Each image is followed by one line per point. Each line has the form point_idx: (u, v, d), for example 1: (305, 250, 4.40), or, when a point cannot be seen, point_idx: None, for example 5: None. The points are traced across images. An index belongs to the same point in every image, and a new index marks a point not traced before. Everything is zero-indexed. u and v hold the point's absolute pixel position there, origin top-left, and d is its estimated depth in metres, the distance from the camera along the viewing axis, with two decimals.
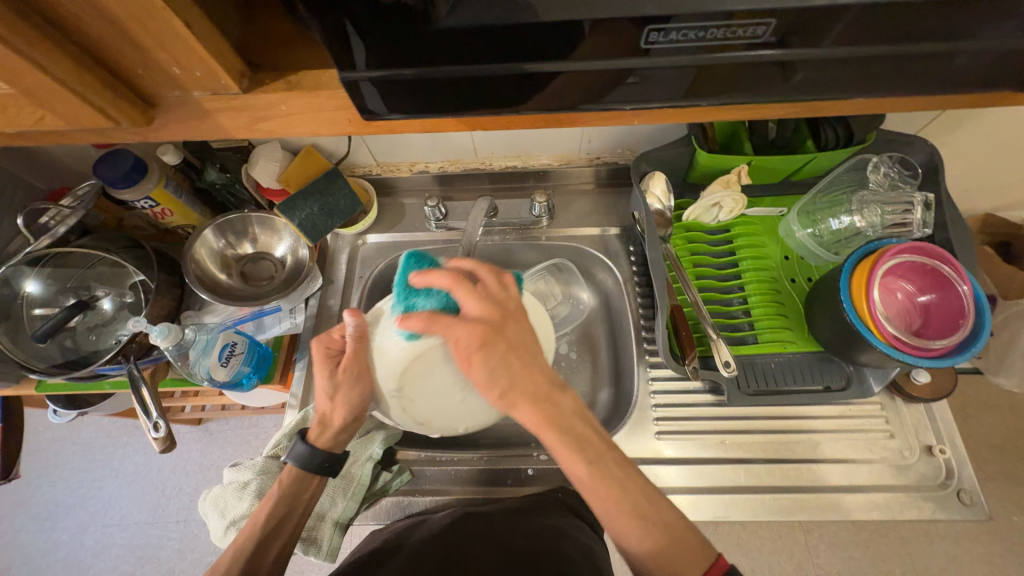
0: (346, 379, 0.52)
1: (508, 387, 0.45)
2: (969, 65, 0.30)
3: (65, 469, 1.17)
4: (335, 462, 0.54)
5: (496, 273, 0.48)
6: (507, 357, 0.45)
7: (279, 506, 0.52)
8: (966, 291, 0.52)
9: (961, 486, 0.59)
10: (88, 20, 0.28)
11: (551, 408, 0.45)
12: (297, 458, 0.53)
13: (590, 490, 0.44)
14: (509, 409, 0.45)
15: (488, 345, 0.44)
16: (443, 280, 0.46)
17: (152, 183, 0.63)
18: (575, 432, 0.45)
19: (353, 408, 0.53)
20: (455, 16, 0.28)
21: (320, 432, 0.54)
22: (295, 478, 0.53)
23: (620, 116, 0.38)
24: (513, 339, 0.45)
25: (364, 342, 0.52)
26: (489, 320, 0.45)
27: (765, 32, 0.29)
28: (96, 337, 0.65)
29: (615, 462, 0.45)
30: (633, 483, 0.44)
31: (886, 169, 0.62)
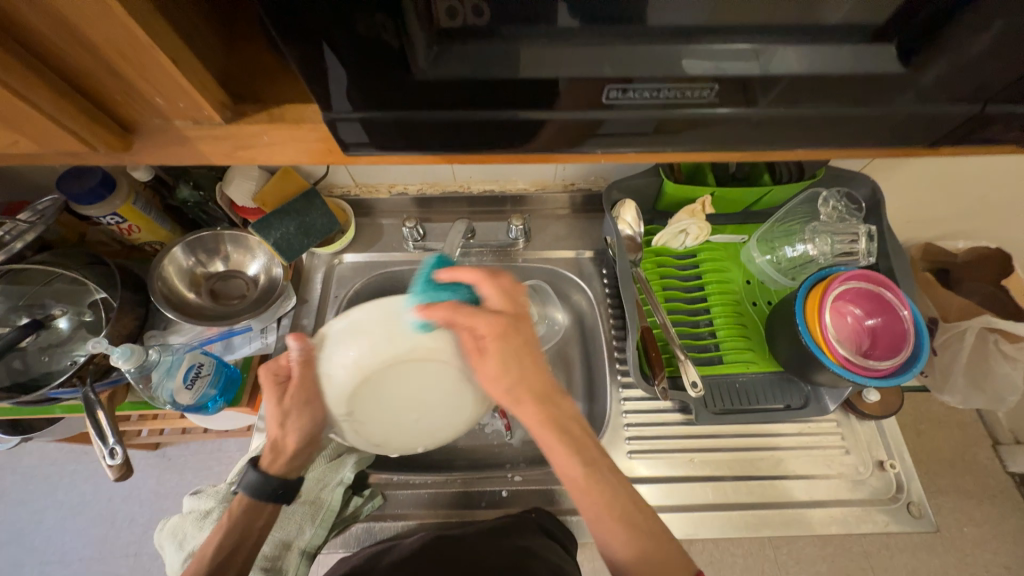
0: (295, 406, 0.51)
1: (517, 381, 0.48)
2: (892, 124, 0.35)
3: (2, 501, 1.07)
4: (289, 488, 0.52)
5: (512, 274, 0.51)
6: (523, 351, 0.48)
7: (228, 535, 0.50)
8: (906, 315, 0.57)
9: (910, 499, 0.63)
10: (72, 52, 0.28)
11: (552, 407, 0.48)
12: (249, 486, 0.51)
13: (583, 493, 0.46)
14: (513, 404, 0.48)
15: (502, 340, 0.47)
16: (472, 274, 0.48)
17: (119, 200, 0.62)
18: (573, 433, 0.48)
19: (306, 432, 0.52)
20: (434, 69, 0.30)
21: (273, 458, 0.53)
22: (246, 505, 0.51)
23: (591, 157, 0.40)
24: (527, 337, 0.49)
25: (310, 368, 0.51)
26: (509, 315, 0.48)
27: (713, 94, 0.32)
28: (49, 358, 0.62)
29: (609, 468, 0.47)
30: (621, 489, 0.46)
31: (834, 203, 0.68)
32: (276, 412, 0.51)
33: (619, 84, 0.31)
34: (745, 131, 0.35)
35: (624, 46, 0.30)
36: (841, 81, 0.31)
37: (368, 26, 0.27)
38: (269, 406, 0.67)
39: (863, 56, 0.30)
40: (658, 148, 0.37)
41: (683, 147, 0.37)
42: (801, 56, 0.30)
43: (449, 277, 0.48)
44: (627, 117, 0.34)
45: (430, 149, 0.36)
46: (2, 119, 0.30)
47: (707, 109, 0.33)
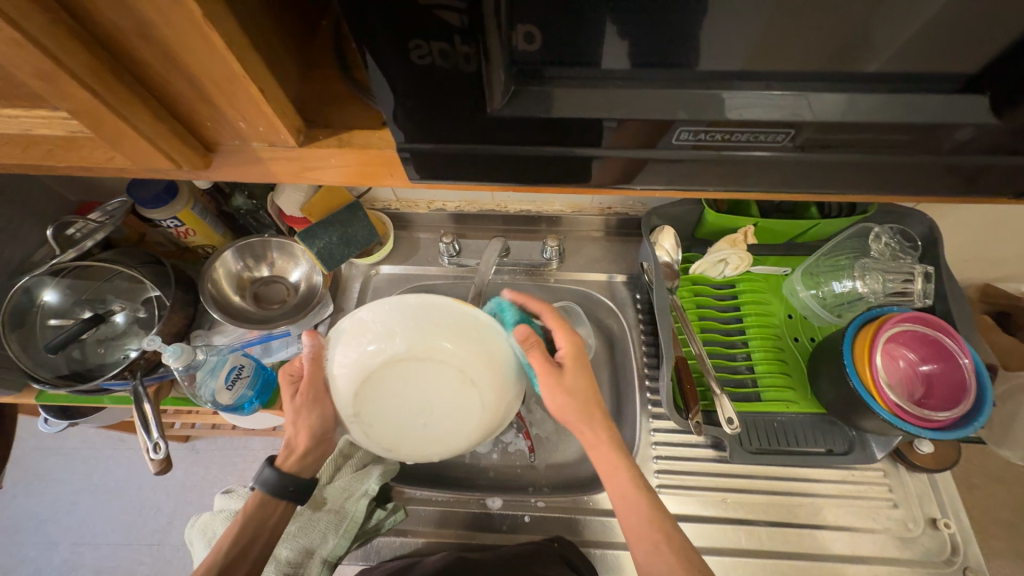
0: (303, 403, 0.57)
1: (585, 408, 0.54)
2: (968, 172, 0.33)
3: (44, 480, 1.13)
4: (300, 487, 0.55)
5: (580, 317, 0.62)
6: (586, 385, 0.55)
7: (242, 532, 0.52)
8: (967, 363, 0.53)
9: (967, 564, 0.58)
10: (172, 81, 0.31)
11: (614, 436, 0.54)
12: (264, 484, 0.54)
13: (637, 519, 0.49)
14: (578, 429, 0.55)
15: (575, 367, 0.55)
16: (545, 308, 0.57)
17: (180, 205, 0.65)
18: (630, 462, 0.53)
19: (316, 427, 0.57)
20: (505, 107, 0.31)
21: (289, 455, 0.56)
22: (261, 501, 0.54)
23: (638, 190, 0.40)
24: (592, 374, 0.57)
25: (318, 362, 0.56)
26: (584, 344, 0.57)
27: (782, 138, 0.32)
28: (105, 350, 0.66)
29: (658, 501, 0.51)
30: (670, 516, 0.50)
31: (887, 239, 0.65)
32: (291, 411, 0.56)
33: (685, 124, 0.31)
34: (802, 169, 0.35)
35: (693, 89, 0.29)
36: (917, 129, 0.30)
37: (438, 64, 0.28)
38: None
39: (942, 103, 0.29)
40: (708, 185, 0.37)
41: (737, 186, 0.37)
42: (875, 101, 0.29)
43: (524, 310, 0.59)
44: (682, 155, 0.34)
45: (483, 177, 0.37)
46: (104, 139, 0.33)
47: (771, 151, 0.33)
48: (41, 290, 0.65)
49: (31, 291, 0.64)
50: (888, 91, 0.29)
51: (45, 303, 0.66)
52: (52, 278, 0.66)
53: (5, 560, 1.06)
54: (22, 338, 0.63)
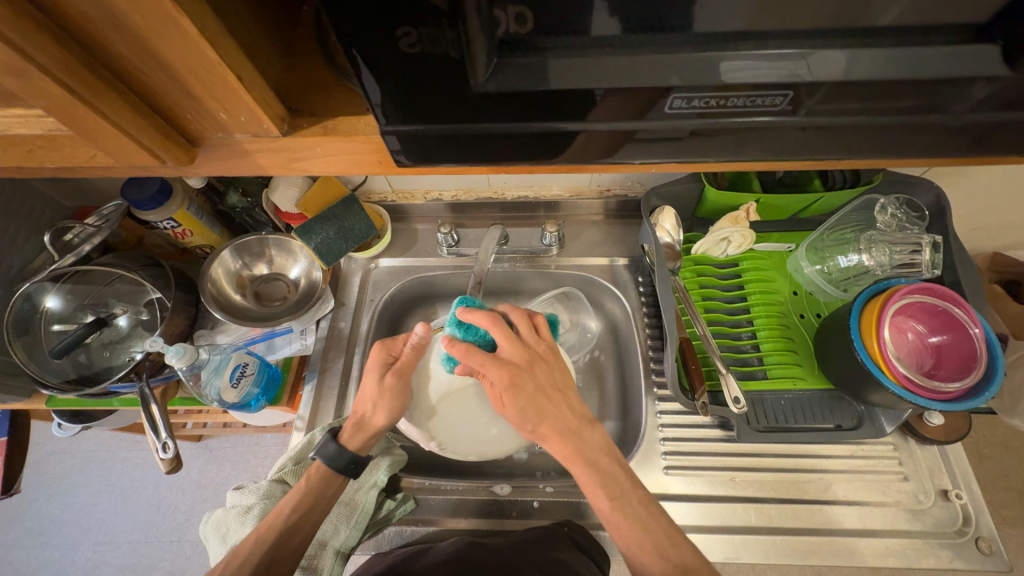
0: (392, 385, 0.55)
1: (539, 423, 0.49)
2: (970, 132, 0.32)
3: (63, 483, 1.15)
4: (360, 465, 0.55)
5: (526, 317, 0.54)
6: (539, 397, 0.49)
7: (303, 497, 0.53)
8: (977, 333, 0.52)
9: (979, 534, 0.58)
10: (148, 72, 0.30)
11: (577, 440, 0.49)
12: (327, 456, 0.55)
13: (611, 522, 0.47)
14: (538, 441, 0.50)
15: (511, 393, 0.49)
16: (483, 319, 0.51)
17: (175, 205, 0.65)
18: (600, 466, 0.48)
19: (394, 414, 0.55)
20: (494, 81, 0.29)
21: (353, 433, 0.56)
22: (321, 473, 0.55)
23: (635, 165, 0.39)
24: (545, 382, 0.50)
25: (419, 353, 0.57)
26: (518, 362, 0.50)
27: (784, 100, 0.30)
28: (110, 354, 0.67)
29: (639, 501, 0.48)
30: (655, 521, 0.46)
31: (893, 210, 0.63)
32: (373, 390, 0.55)
33: (683, 93, 0.30)
34: (804, 135, 0.33)
35: (690, 54, 0.28)
36: (926, 86, 0.29)
37: (427, 51, 0.28)
38: (308, 405, 0.69)
39: (955, 58, 0.28)
40: (708, 156, 0.36)
41: (738, 157, 0.36)
42: (880, 61, 0.28)
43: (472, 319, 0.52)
44: (680, 127, 0.33)
45: (476, 159, 0.36)
46: (85, 136, 0.32)
47: (772, 116, 0.31)
48: (43, 297, 0.65)
49: (33, 297, 0.65)
50: (892, 48, 0.28)
51: (48, 309, 0.66)
52: (52, 284, 0.66)
53: (31, 561, 1.09)
54: (28, 344, 0.63)
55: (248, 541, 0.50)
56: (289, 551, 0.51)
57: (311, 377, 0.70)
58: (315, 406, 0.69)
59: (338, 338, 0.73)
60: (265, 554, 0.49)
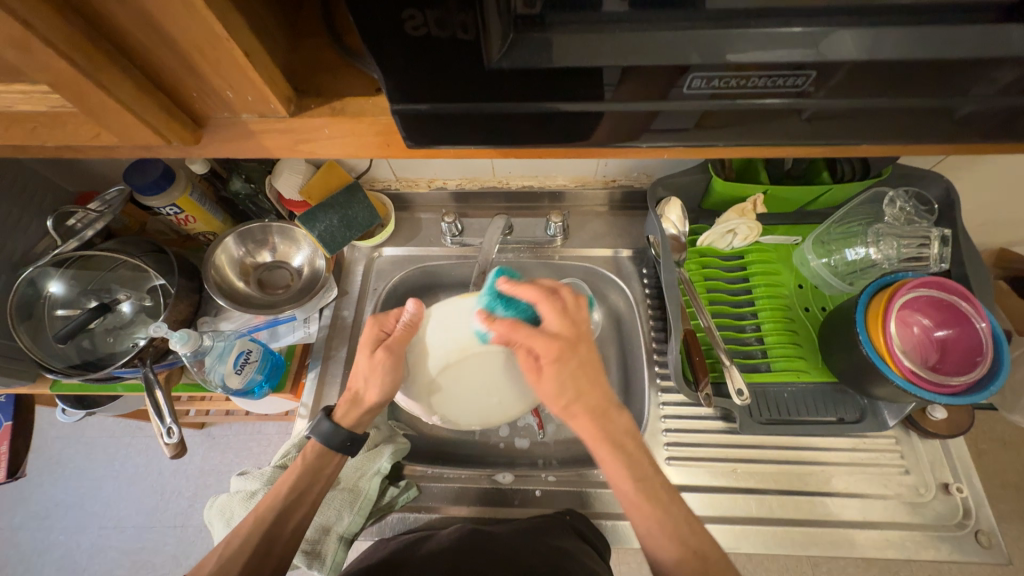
0: (382, 360, 0.53)
1: (574, 400, 0.49)
2: (985, 119, 0.31)
3: (67, 468, 1.16)
4: (356, 441, 0.55)
5: (573, 292, 0.52)
6: (579, 374, 0.49)
7: (299, 476, 0.53)
8: (983, 327, 0.52)
9: (979, 527, 0.58)
10: (153, 48, 0.29)
11: (607, 422, 0.49)
12: (320, 435, 0.54)
13: (633, 505, 0.47)
14: (569, 419, 0.49)
15: (556, 366, 0.48)
16: (530, 293, 0.50)
17: (178, 191, 0.64)
18: (627, 448, 0.48)
19: (385, 389, 0.54)
20: (508, 60, 0.29)
21: (347, 409, 0.55)
22: (318, 451, 0.54)
23: (645, 151, 0.38)
24: (586, 359, 0.49)
25: (413, 329, 0.54)
26: (566, 337, 0.49)
27: (805, 82, 0.30)
28: (114, 339, 0.67)
29: (661, 486, 0.48)
30: (676, 506, 0.47)
31: (901, 203, 0.63)
32: (366, 364, 0.54)
33: (702, 72, 0.29)
34: (819, 121, 0.33)
35: (708, 32, 0.28)
36: (944, 70, 0.28)
37: (434, 34, 0.27)
38: (312, 392, 0.69)
39: (975, 41, 0.27)
40: (718, 142, 0.35)
41: (749, 144, 0.35)
42: (898, 44, 0.27)
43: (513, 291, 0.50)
44: (693, 110, 0.32)
45: (484, 144, 0.35)
46: (88, 114, 0.32)
47: (787, 100, 0.31)
48: (46, 282, 0.65)
49: (36, 282, 0.64)
50: (911, 29, 0.27)
51: (52, 294, 0.66)
52: (56, 269, 0.66)
53: (38, 544, 1.11)
54: (31, 330, 0.63)
55: (246, 520, 0.50)
56: (287, 531, 0.51)
57: (314, 365, 0.71)
58: (318, 393, 0.69)
59: (342, 326, 0.73)
60: (267, 531, 0.50)
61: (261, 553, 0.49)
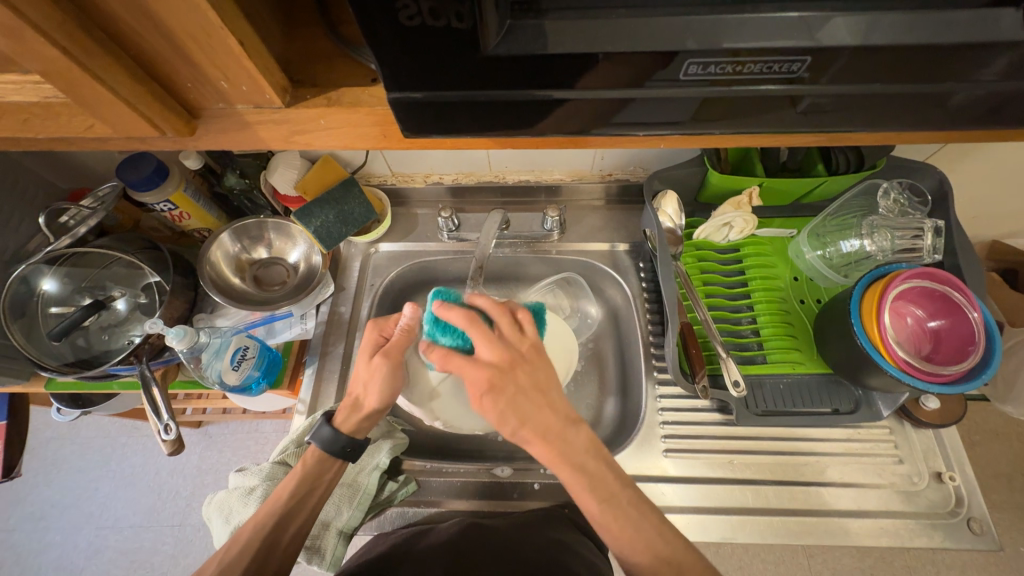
0: (379, 365, 0.54)
1: (520, 427, 0.47)
2: (975, 105, 0.32)
3: (63, 468, 1.16)
4: (356, 447, 0.55)
5: (508, 315, 0.50)
6: (519, 400, 0.46)
7: (299, 480, 0.53)
8: (976, 317, 0.53)
9: (971, 515, 0.59)
10: (148, 37, 0.29)
11: (560, 445, 0.47)
12: (320, 441, 0.54)
13: (601, 525, 0.46)
14: (522, 444, 0.48)
15: (500, 388, 0.46)
16: (460, 318, 0.48)
17: (173, 186, 0.64)
18: (588, 469, 0.46)
19: (384, 394, 0.54)
20: (505, 46, 0.29)
21: (348, 414, 0.55)
22: (320, 456, 0.54)
23: (639, 139, 0.38)
24: (524, 384, 0.47)
25: (410, 334, 0.55)
26: (499, 363, 0.47)
27: (801, 68, 0.30)
28: (109, 337, 0.66)
29: (628, 501, 0.46)
30: (647, 522, 0.45)
31: (896, 195, 0.63)
32: (365, 371, 0.55)
33: (699, 58, 0.29)
34: (814, 109, 0.33)
35: (706, 16, 0.28)
36: (936, 54, 0.29)
37: (427, 24, 0.27)
38: (309, 388, 0.69)
39: (969, 26, 0.27)
40: (714, 131, 0.36)
41: (743, 130, 0.35)
42: (893, 29, 0.28)
43: (444, 316, 0.50)
44: (690, 97, 0.32)
45: (480, 133, 0.35)
46: (81, 104, 0.32)
47: (783, 85, 0.31)
48: (40, 280, 0.65)
49: (29, 280, 0.64)
50: (904, 15, 0.27)
51: (45, 292, 0.65)
52: (49, 266, 0.65)
53: (34, 545, 1.10)
54: (25, 327, 0.62)
55: (249, 525, 0.50)
56: (289, 533, 0.51)
57: (311, 362, 0.70)
58: (316, 390, 0.69)
59: (339, 322, 0.73)
60: (269, 533, 0.50)
61: (263, 552, 0.49)
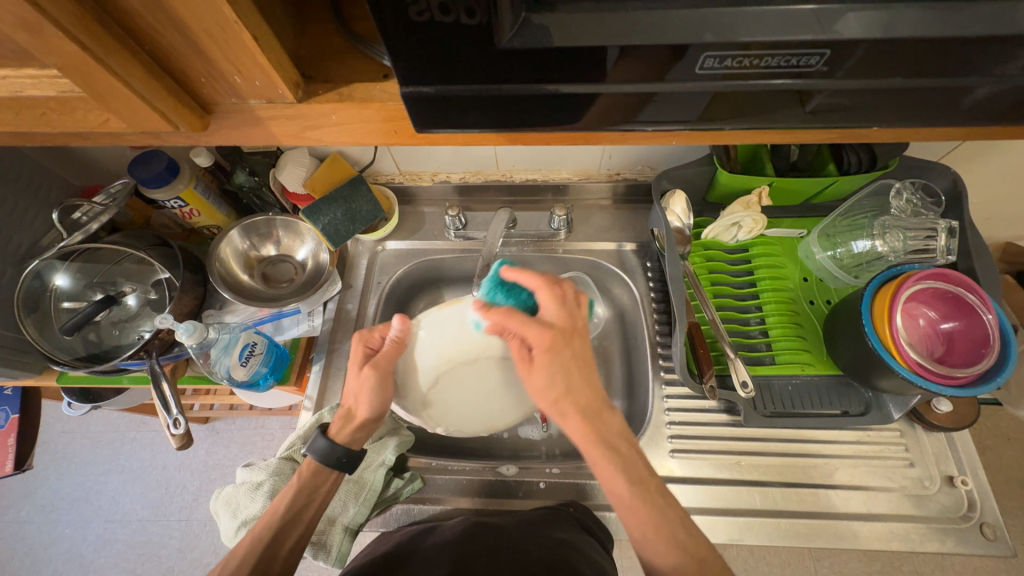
0: (368, 377, 0.52)
1: (563, 396, 0.46)
2: (992, 99, 0.31)
3: (73, 462, 1.17)
4: (352, 459, 0.54)
5: (575, 288, 0.50)
6: (573, 367, 0.47)
7: (298, 494, 0.53)
8: (991, 319, 0.52)
9: (984, 520, 0.58)
10: (162, 31, 0.29)
11: (598, 424, 0.46)
12: (317, 453, 0.53)
13: (628, 510, 0.45)
14: (559, 417, 0.47)
15: (556, 347, 0.46)
16: (532, 281, 0.49)
17: (183, 183, 0.65)
18: (620, 450, 0.46)
19: (376, 407, 0.53)
20: (517, 40, 0.28)
21: (342, 425, 0.55)
22: (314, 469, 0.54)
23: (649, 135, 0.38)
24: (578, 354, 0.47)
25: (400, 348, 0.53)
26: (561, 328, 0.47)
27: (818, 61, 0.29)
28: (119, 332, 0.67)
29: (656, 489, 0.46)
30: (671, 512, 0.45)
31: (909, 195, 0.62)
32: (355, 383, 0.53)
33: (713, 51, 0.29)
34: (826, 106, 0.33)
35: (722, 8, 0.27)
36: (953, 48, 0.28)
37: (438, 18, 0.27)
38: (316, 384, 0.69)
39: (989, 20, 0.27)
40: (724, 125, 0.35)
41: (753, 125, 0.35)
42: (912, 21, 0.27)
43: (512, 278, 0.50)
44: (705, 90, 0.32)
45: (489, 128, 0.35)
46: (97, 99, 0.32)
47: (798, 80, 0.31)
48: (52, 275, 0.66)
49: (42, 275, 0.65)
50: (925, 7, 0.27)
51: (57, 287, 0.66)
52: (61, 262, 0.66)
53: (44, 537, 1.11)
54: (38, 322, 0.63)
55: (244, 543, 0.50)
56: (287, 547, 0.51)
57: (318, 358, 0.71)
58: (323, 386, 0.69)
59: (346, 320, 0.73)
60: (265, 548, 0.50)
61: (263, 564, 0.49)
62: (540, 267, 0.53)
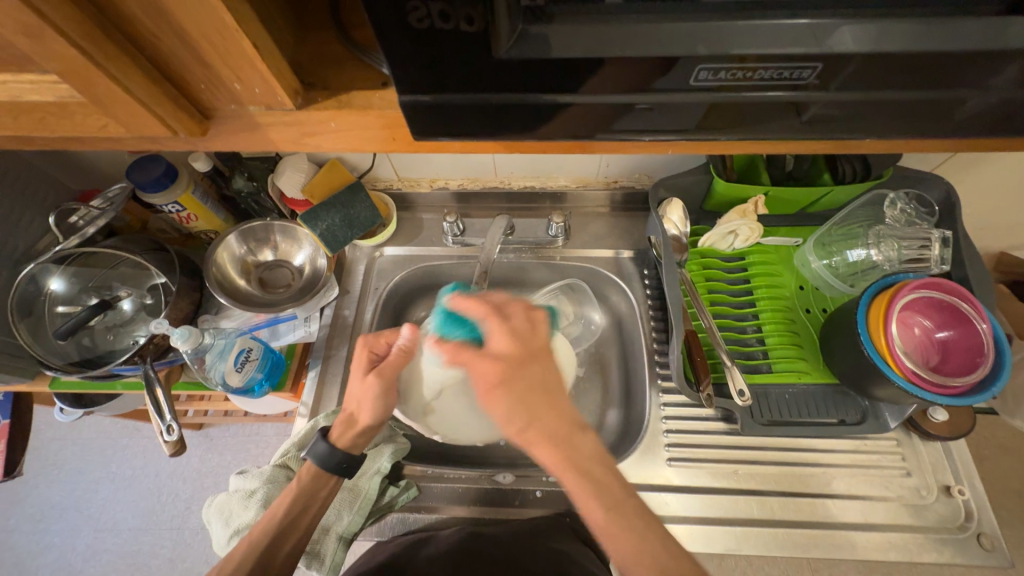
0: (372, 384, 0.52)
1: (528, 425, 0.43)
2: (982, 110, 0.32)
3: (63, 469, 1.16)
4: (353, 463, 0.53)
5: (525, 309, 0.48)
6: (530, 392, 0.43)
7: (294, 501, 0.52)
8: (985, 328, 0.52)
9: (981, 530, 0.58)
10: (163, 38, 0.30)
11: (570, 449, 0.42)
12: (318, 457, 0.52)
13: (608, 539, 0.40)
14: (527, 449, 0.43)
15: (507, 371, 0.44)
16: (479, 310, 0.48)
17: (180, 189, 0.64)
18: (596, 476, 0.42)
19: (379, 412, 0.52)
20: (515, 49, 0.29)
21: (343, 431, 0.54)
22: (313, 474, 0.53)
23: (645, 144, 0.39)
24: (534, 380, 0.44)
25: (406, 357, 0.53)
26: (512, 355, 0.45)
27: (810, 74, 0.30)
28: (113, 337, 0.66)
29: (633, 510, 0.41)
30: (654, 535, 0.40)
31: (902, 205, 0.63)
32: (358, 389, 0.53)
33: (707, 63, 0.29)
34: (820, 117, 0.33)
35: (715, 20, 0.28)
36: (942, 61, 0.29)
37: (437, 26, 0.27)
38: (312, 391, 0.68)
39: (976, 34, 0.27)
40: (720, 135, 0.36)
41: (747, 135, 0.35)
42: (901, 35, 0.28)
43: (463, 309, 0.49)
44: (700, 99, 0.32)
45: (487, 135, 0.35)
46: (96, 104, 0.32)
47: (791, 91, 0.31)
48: (47, 279, 0.65)
49: (37, 280, 0.64)
50: (914, 21, 0.27)
51: (52, 292, 0.66)
52: (57, 266, 0.66)
53: (32, 546, 1.09)
54: (32, 327, 0.63)
55: (239, 549, 0.49)
56: (281, 553, 0.50)
57: (314, 364, 0.70)
58: (318, 394, 0.68)
59: (343, 326, 0.73)
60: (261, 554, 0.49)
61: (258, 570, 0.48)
62: (490, 294, 0.51)
